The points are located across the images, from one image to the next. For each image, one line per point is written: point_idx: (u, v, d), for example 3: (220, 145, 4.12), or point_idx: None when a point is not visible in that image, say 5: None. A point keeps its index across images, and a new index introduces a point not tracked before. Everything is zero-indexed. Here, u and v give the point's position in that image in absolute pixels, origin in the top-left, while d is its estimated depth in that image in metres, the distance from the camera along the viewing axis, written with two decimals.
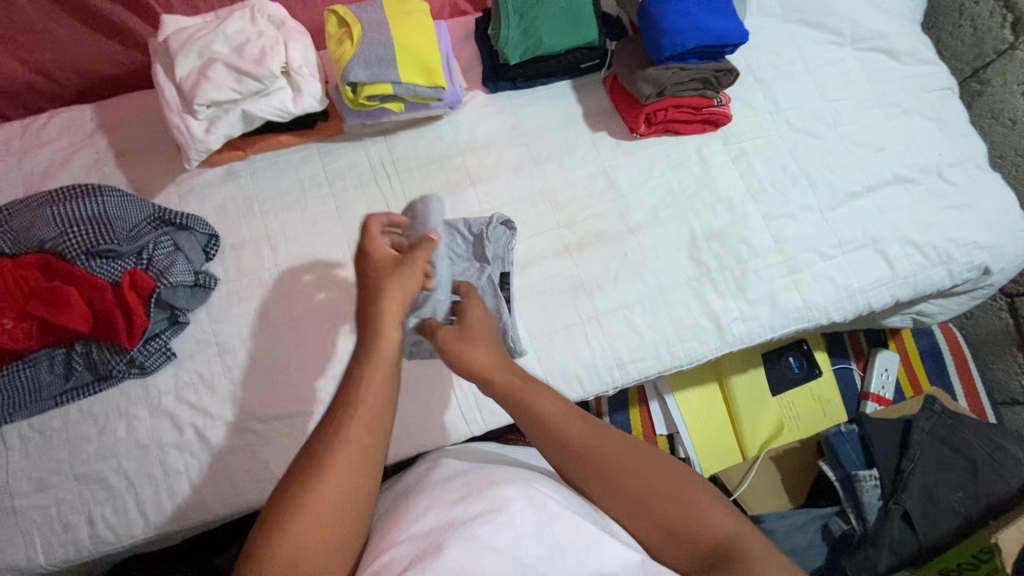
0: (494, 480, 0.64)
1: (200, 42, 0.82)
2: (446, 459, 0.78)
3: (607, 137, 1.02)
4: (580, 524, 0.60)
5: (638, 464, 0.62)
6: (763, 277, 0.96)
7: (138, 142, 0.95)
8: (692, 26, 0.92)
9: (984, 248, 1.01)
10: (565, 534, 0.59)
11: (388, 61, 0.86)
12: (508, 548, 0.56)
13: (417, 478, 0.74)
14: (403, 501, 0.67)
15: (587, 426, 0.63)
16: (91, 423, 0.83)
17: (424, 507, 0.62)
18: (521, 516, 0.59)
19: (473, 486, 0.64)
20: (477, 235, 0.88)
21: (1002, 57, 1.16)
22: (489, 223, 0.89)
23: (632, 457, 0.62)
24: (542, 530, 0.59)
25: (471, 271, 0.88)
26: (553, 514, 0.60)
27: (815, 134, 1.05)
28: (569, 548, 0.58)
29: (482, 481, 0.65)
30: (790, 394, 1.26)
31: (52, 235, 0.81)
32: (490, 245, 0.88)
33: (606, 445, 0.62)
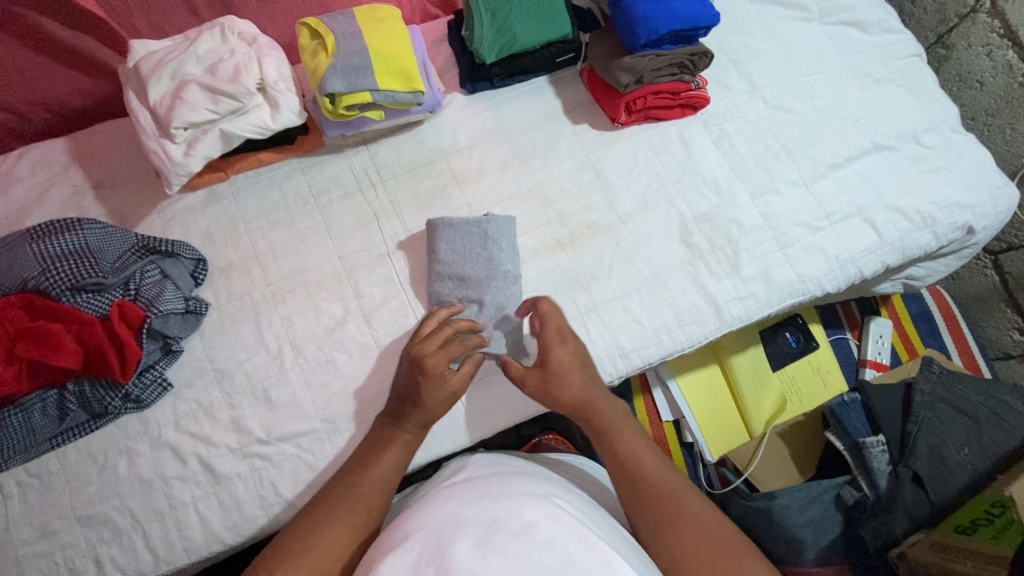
0: (514, 496, 0.64)
1: (171, 64, 0.80)
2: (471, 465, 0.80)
3: (589, 128, 1.02)
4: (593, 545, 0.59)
5: (700, 516, 0.70)
6: (755, 255, 0.97)
7: (115, 171, 0.93)
8: (664, 12, 0.93)
9: (966, 208, 1.03)
10: (581, 549, 0.58)
11: (364, 70, 0.85)
12: (520, 555, 0.56)
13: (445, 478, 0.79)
14: (419, 503, 0.69)
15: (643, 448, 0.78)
16: (90, 462, 0.81)
17: (439, 508, 0.65)
18: (536, 525, 0.59)
19: (495, 495, 0.65)
20: (484, 234, 0.90)
21: (964, 21, 1.19)
22: (491, 222, 0.90)
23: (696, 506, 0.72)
24: (556, 539, 0.58)
25: (482, 267, 0.89)
26: (569, 526, 0.60)
27: (792, 110, 1.06)
28: (582, 563, 0.56)
29: (500, 493, 0.66)
30: (790, 368, 1.27)
31: (35, 273, 0.79)
32: (497, 244, 0.90)
33: (676, 490, 0.73)
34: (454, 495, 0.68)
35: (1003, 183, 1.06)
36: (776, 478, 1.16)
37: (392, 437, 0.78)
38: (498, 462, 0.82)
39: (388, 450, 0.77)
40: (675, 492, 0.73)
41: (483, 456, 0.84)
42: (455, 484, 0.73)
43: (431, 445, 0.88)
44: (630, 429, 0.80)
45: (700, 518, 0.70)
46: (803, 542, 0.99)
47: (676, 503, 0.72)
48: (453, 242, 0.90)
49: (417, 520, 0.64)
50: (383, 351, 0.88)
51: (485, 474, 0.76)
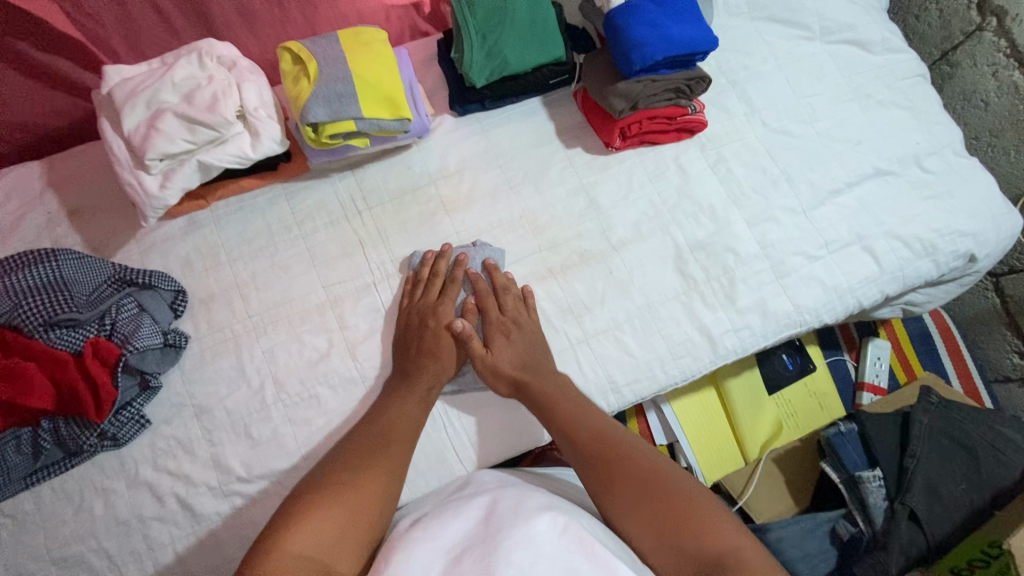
0: (523, 508, 0.68)
1: (146, 92, 0.77)
2: (474, 480, 0.81)
3: (582, 152, 0.99)
4: (597, 551, 0.62)
5: (647, 460, 0.74)
6: (751, 285, 0.94)
7: (92, 198, 0.90)
8: (660, 36, 0.90)
9: (969, 236, 1.01)
10: (585, 560, 0.62)
11: (348, 97, 0.82)
12: (526, 565, 0.61)
13: (452, 486, 0.82)
14: (429, 511, 0.73)
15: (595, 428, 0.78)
16: (65, 502, 0.79)
17: (448, 520, 0.69)
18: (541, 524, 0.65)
19: (503, 505, 0.69)
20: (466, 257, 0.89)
21: (970, 39, 1.15)
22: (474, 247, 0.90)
23: (644, 453, 0.75)
24: (561, 552, 0.62)
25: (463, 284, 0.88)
26: (575, 535, 0.64)
27: (791, 133, 1.03)
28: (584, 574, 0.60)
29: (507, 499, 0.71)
30: (785, 392, 1.25)
31: (6, 309, 0.76)
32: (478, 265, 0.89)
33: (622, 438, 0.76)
34: (462, 505, 0.72)
35: (1006, 210, 1.03)
36: (773, 505, 1.14)
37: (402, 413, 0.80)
38: (497, 477, 0.82)
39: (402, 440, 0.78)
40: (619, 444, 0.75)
41: (484, 472, 0.84)
42: (461, 497, 0.76)
43: (418, 483, 0.86)
44: (569, 394, 0.81)
45: (648, 464, 0.73)
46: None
47: (623, 453, 0.74)
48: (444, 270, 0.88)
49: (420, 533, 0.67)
50: (368, 385, 0.86)
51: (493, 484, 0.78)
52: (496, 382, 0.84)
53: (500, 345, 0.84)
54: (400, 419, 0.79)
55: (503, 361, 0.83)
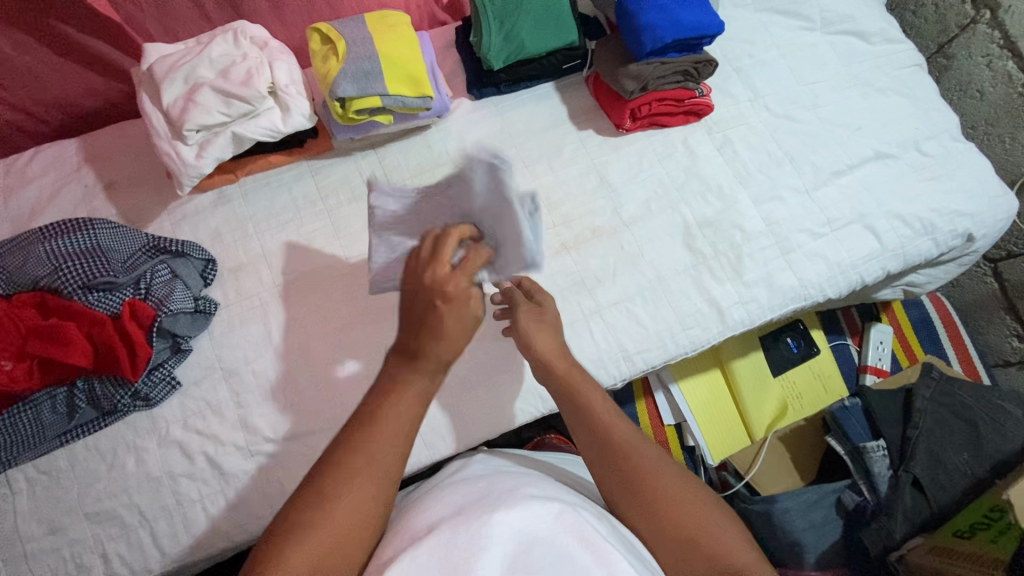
0: (516, 493, 0.66)
1: (185, 68, 0.81)
2: (473, 465, 0.81)
3: (594, 134, 1.04)
4: (592, 539, 0.60)
5: (667, 478, 0.69)
6: (757, 260, 0.98)
7: (126, 172, 0.94)
8: (669, 21, 0.94)
9: (966, 216, 1.04)
10: (579, 545, 0.60)
11: (374, 75, 0.87)
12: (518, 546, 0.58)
13: (449, 471, 0.81)
14: (424, 497, 0.72)
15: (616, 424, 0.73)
16: (98, 459, 0.82)
17: (445, 501, 0.68)
18: (534, 526, 0.61)
19: (498, 491, 0.68)
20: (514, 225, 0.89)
21: (965, 31, 1.20)
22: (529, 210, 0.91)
23: (666, 472, 0.70)
24: (555, 535, 0.60)
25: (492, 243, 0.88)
26: (569, 521, 0.62)
27: (795, 117, 1.07)
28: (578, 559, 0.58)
29: (500, 493, 0.67)
30: (790, 373, 1.28)
31: (47, 271, 0.80)
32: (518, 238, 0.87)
33: (644, 453, 0.70)
34: (459, 489, 0.71)
35: (1002, 192, 1.07)
36: (777, 481, 1.17)
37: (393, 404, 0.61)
38: (499, 461, 0.83)
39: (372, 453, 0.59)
40: (641, 461, 0.70)
41: (484, 456, 0.85)
42: (455, 481, 0.75)
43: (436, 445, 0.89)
44: (596, 392, 0.77)
45: (667, 489, 0.68)
46: (803, 546, 1.00)
47: (643, 471, 0.69)
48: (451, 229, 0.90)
49: (424, 510, 0.68)
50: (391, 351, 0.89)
51: (488, 471, 0.77)
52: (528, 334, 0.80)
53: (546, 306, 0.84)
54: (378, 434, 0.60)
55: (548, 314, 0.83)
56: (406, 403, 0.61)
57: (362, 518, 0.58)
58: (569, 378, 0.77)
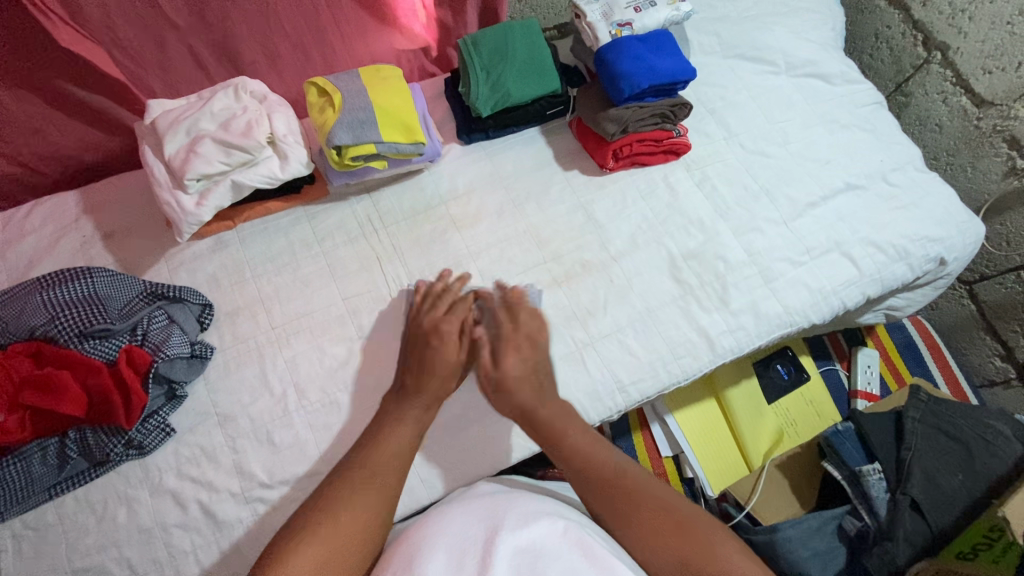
0: (523, 510, 0.69)
1: (187, 122, 0.85)
2: (482, 486, 0.83)
3: (579, 174, 1.09)
4: (596, 552, 0.63)
5: (649, 499, 0.73)
6: (742, 289, 1.01)
7: (125, 221, 0.96)
8: (645, 68, 1.00)
9: (936, 241, 1.09)
10: (583, 557, 0.62)
11: (369, 123, 0.91)
12: (527, 564, 0.61)
13: (460, 493, 0.84)
14: (430, 514, 0.73)
15: (591, 447, 0.79)
16: (89, 512, 0.80)
17: (454, 519, 0.69)
18: (538, 538, 0.64)
19: (506, 506, 0.71)
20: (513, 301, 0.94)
21: (920, 71, 1.29)
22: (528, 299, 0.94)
23: (649, 491, 0.74)
24: (560, 549, 0.63)
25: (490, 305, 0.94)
26: (572, 535, 0.65)
27: (768, 153, 1.13)
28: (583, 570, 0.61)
29: (508, 509, 0.70)
30: (783, 400, 1.29)
31: (44, 321, 0.81)
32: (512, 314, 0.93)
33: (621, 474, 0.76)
34: (466, 506, 0.72)
35: (968, 217, 1.12)
36: (778, 509, 1.14)
37: (390, 432, 0.78)
38: (503, 485, 0.85)
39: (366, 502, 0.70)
40: (620, 485, 0.75)
41: (490, 482, 0.86)
42: (465, 498, 0.76)
43: (436, 483, 0.88)
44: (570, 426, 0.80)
45: (648, 505, 0.73)
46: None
47: (627, 491, 0.74)
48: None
49: (420, 530, 0.68)
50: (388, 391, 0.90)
51: (496, 491, 0.79)
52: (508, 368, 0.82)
53: (527, 320, 0.87)
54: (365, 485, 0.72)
55: (509, 332, 0.85)
56: (404, 427, 0.79)
57: (358, 527, 0.68)
58: (543, 412, 0.81)
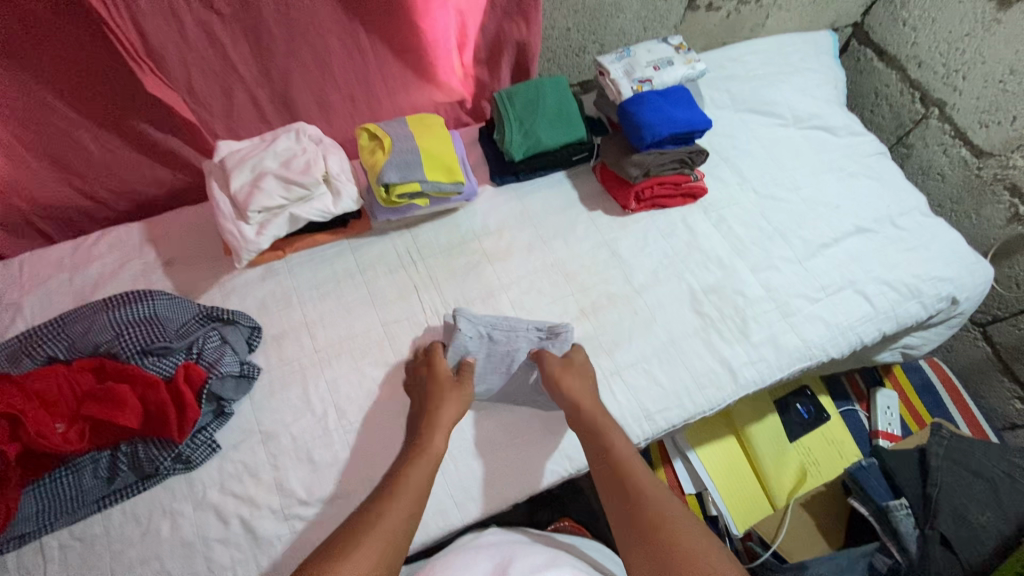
0: (524, 562, 0.74)
1: (252, 160, 0.94)
2: (489, 537, 0.88)
3: (602, 214, 1.16)
4: None
5: (674, 518, 0.66)
6: (762, 323, 1.06)
7: (183, 249, 1.04)
8: (666, 118, 1.09)
9: (947, 281, 1.14)
10: None
11: (415, 165, 1.00)
12: None
13: (465, 541, 0.88)
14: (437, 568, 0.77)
15: (629, 454, 0.77)
16: (134, 524, 0.83)
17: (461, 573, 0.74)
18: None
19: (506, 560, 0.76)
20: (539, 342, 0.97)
21: (919, 125, 1.38)
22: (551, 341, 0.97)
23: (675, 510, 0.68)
24: None
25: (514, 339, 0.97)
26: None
27: (780, 197, 1.21)
28: None
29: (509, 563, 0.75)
30: (805, 439, 1.30)
31: (109, 338, 0.87)
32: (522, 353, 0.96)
33: (653, 489, 0.71)
34: (470, 562, 0.77)
35: (976, 259, 1.18)
36: (805, 549, 1.14)
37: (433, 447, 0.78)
38: (507, 536, 0.89)
39: (400, 508, 0.67)
40: (652, 494, 0.70)
41: (497, 532, 0.91)
42: (471, 552, 0.81)
43: (468, 506, 0.90)
44: (617, 430, 0.81)
45: (670, 520, 0.66)
46: None
47: (653, 506, 0.68)
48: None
49: None
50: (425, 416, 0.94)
51: (500, 543, 0.84)
52: (566, 383, 0.87)
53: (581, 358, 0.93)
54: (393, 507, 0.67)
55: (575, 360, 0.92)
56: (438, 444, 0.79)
57: (397, 531, 0.64)
58: (588, 415, 0.83)
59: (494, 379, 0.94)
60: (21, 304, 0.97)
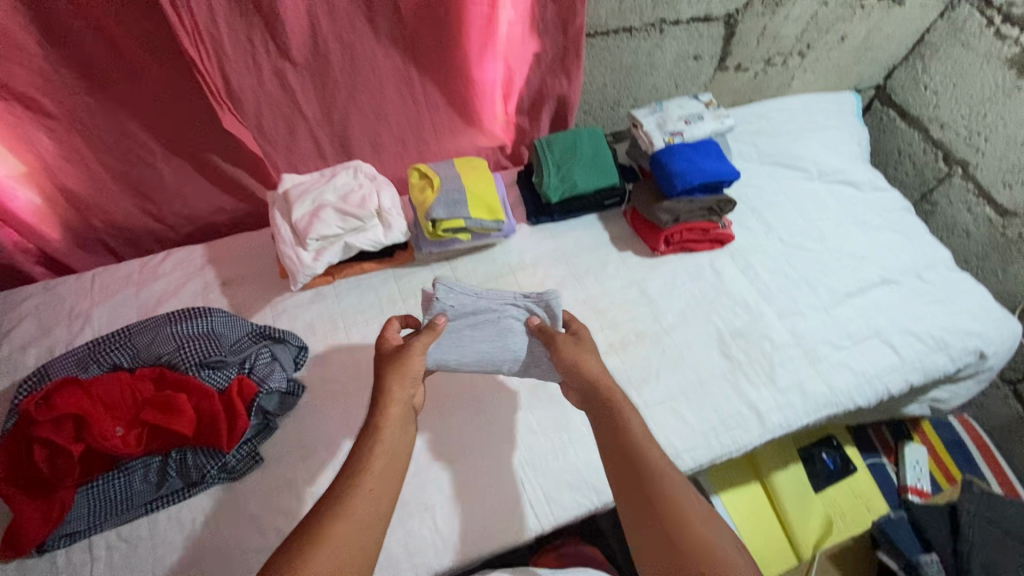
0: None
1: (313, 193, 1.02)
2: None
3: (633, 255, 1.22)
4: None
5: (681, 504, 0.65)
6: (788, 368, 1.08)
7: (240, 271, 1.12)
8: (696, 169, 1.16)
9: (975, 335, 1.15)
10: None
11: (461, 202, 1.08)
12: None
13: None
14: None
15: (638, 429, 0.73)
16: (178, 529, 0.87)
17: None
18: None
19: None
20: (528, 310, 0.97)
21: (943, 183, 1.43)
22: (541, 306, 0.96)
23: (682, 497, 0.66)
24: None
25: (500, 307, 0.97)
26: None
27: (805, 246, 1.25)
28: None
29: None
30: (831, 490, 1.29)
31: (170, 350, 0.93)
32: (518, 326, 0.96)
33: (662, 470, 0.68)
34: None
35: (1004, 315, 1.19)
36: None
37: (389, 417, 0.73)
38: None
39: (370, 498, 0.65)
40: (660, 473, 0.68)
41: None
42: None
43: None
44: (630, 405, 0.76)
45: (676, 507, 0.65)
46: None
47: (662, 488, 0.66)
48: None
49: None
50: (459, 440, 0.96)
51: None
52: (578, 358, 0.85)
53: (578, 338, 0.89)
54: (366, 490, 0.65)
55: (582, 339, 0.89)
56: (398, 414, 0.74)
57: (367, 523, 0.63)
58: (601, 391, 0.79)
59: (481, 346, 0.94)
60: (90, 315, 1.06)
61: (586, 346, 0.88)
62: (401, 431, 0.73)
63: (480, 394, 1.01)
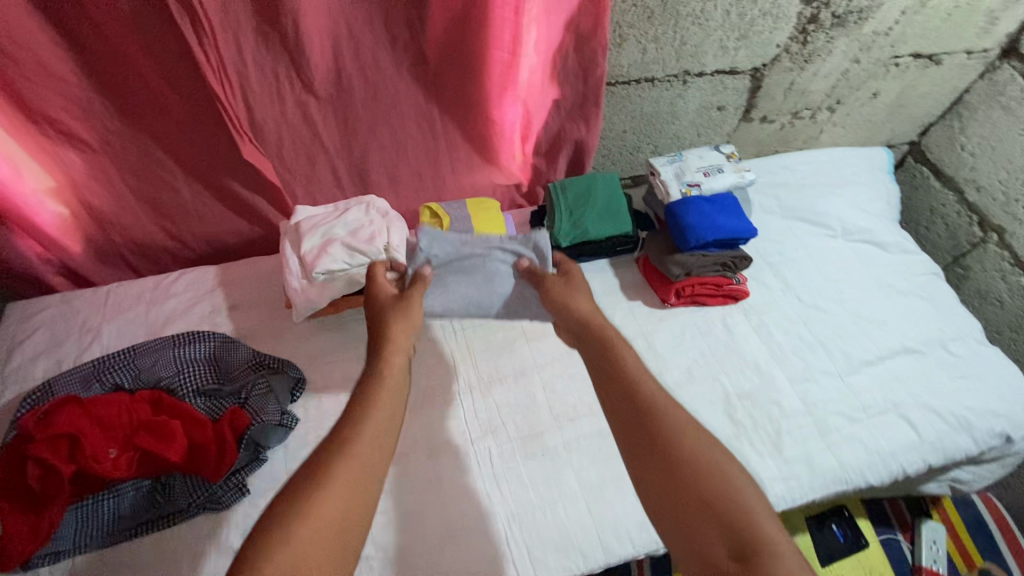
0: None
1: (324, 228, 1.03)
2: None
3: (641, 305, 1.19)
4: None
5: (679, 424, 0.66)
6: (796, 438, 1.03)
7: (249, 296, 1.14)
8: (711, 224, 1.13)
9: (1002, 417, 1.09)
10: None
11: (469, 244, 1.07)
12: None
13: None
14: None
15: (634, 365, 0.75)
16: (156, 558, 0.86)
17: None
18: None
19: None
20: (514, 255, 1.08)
21: (976, 248, 1.37)
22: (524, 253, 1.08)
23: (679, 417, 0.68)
24: None
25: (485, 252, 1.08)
26: None
27: (823, 308, 1.20)
28: None
29: None
30: (838, 565, 1.22)
31: (170, 374, 0.97)
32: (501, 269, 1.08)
33: (659, 397, 0.70)
34: None
35: None
36: None
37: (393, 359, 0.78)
38: None
39: (373, 434, 0.66)
40: (657, 399, 0.69)
41: None
42: None
43: None
44: (626, 346, 0.79)
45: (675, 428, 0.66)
46: None
47: (659, 412, 0.68)
48: (506, 412, 1.03)
49: None
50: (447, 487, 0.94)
51: None
52: (569, 300, 0.94)
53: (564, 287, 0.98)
54: (373, 422, 0.67)
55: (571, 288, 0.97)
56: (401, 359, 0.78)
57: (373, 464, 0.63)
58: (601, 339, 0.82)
59: (467, 291, 1.07)
60: (100, 330, 1.08)
61: (577, 292, 0.96)
62: (407, 381, 0.75)
63: (472, 439, 0.99)
